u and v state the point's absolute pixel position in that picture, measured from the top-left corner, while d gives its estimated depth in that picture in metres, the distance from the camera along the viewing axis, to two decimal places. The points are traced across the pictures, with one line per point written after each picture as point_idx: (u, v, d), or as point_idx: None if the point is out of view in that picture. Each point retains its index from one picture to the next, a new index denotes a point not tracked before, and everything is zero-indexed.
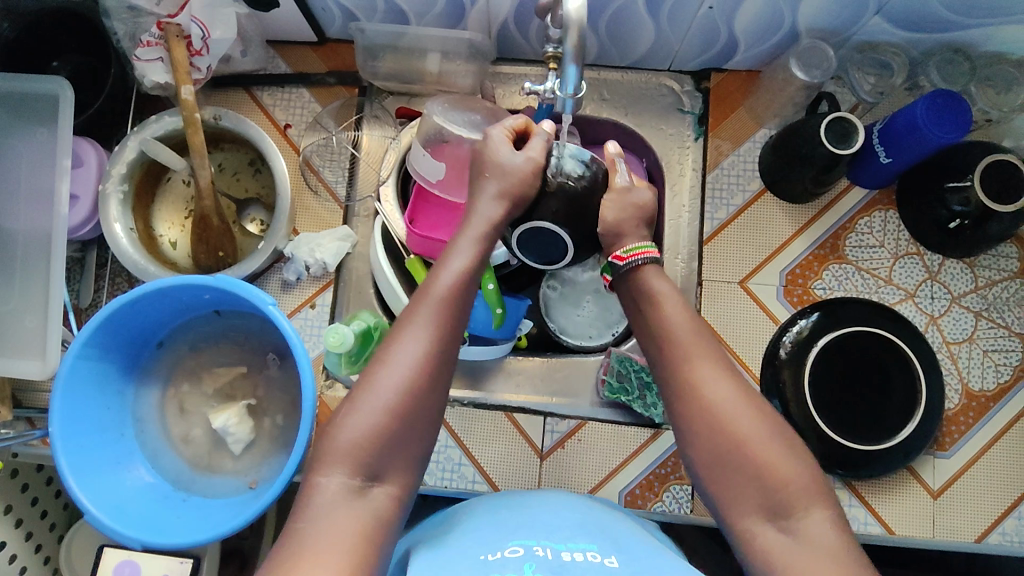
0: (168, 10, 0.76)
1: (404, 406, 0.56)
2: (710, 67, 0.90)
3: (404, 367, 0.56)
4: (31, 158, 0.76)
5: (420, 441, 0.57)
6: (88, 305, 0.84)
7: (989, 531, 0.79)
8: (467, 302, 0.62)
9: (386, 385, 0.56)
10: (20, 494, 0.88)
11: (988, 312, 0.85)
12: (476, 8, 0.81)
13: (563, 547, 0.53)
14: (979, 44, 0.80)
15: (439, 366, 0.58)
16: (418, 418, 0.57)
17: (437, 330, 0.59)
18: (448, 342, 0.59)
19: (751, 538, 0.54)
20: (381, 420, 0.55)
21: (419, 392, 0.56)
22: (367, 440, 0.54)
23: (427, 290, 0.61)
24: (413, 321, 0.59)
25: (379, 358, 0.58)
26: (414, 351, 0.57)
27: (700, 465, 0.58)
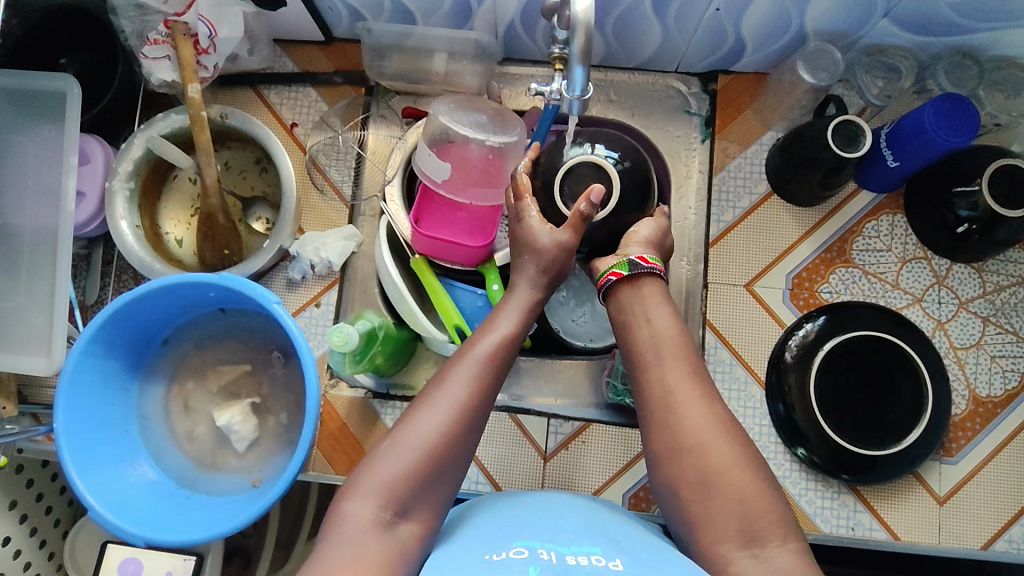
0: (175, 9, 0.76)
1: (437, 451, 0.56)
2: (717, 69, 0.90)
3: (446, 410, 0.57)
4: (37, 155, 0.77)
5: (451, 488, 0.57)
6: (94, 302, 0.84)
7: (996, 538, 0.79)
8: (510, 361, 0.63)
9: (424, 428, 0.56)
10: (25, 489, 0.88)
11: (996, 318, 0.84)
12: (483, 9, 0.81)
13: (568, 550, 0.52)
14: (987, 48, 0.79)
15: (478, 417, 0.59)
16: (452, 463, 0.57)
17: (478, 382, 0.60)
18: (489, 394, 0.60)
19: (751, 533, 0.54)
20: (415, 462, 0.55)
21: (457, 435, 0.57)
22: (403, 478, 0.54)
23: (476, 341, 0.63)
24: (457, 367, 0.60)
25: (420, 399, 0.59)
26: (457, 397, 0.58)
27: (698, 461, 0.58)
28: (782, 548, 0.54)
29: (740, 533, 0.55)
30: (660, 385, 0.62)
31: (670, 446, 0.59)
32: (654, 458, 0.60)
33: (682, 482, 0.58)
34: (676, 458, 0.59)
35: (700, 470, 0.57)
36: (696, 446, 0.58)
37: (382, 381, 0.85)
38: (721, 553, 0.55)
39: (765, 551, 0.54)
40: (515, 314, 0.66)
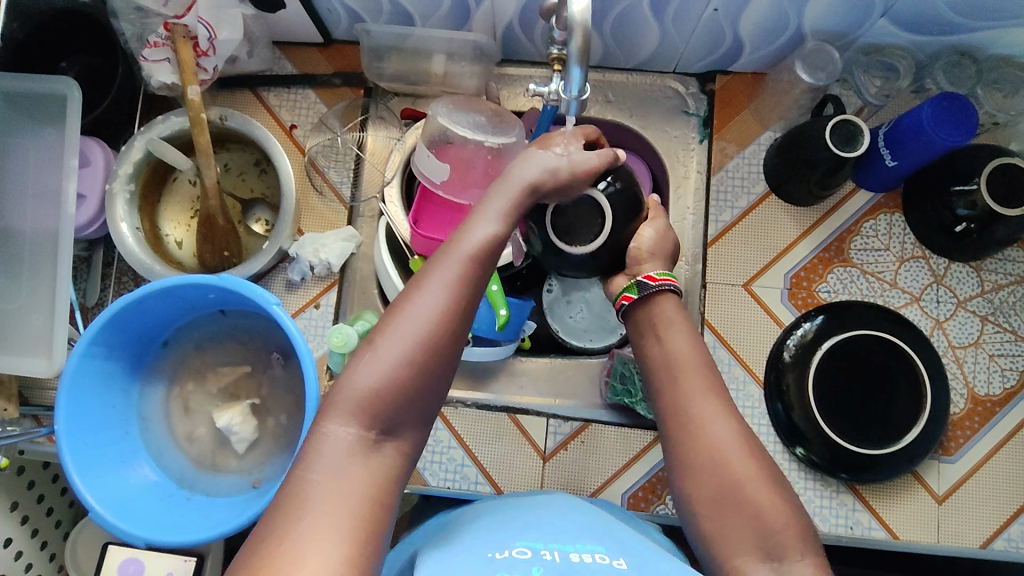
0: (175, 11, 0.77)
1: (415, 363, 0.52)
2: (715, 69, 0.90)
3: (427, 319, 0.53)
4: (38, 157, 0.77)
5: (435, 395, 0.54)
6: (94, 304, 0.84)
7: (995, 537, 0.79)
8: (496, 261, 0.58)
9: (400, 338, 0.52)
10: (26, 490, 0.88)
11: (994, 317, 0.84)
12: (481, 9, 0.81)
13: (571, 549, 0.53)
14: (985, 47, 0.79)
15: (462, 322, 0.55)
16: (436, 373, 0.54)
17: (461, 287, 0.55)
18: (473, 295, 0.55)
19: (766, 541, 0.54)
20: (391, 376, 0.52)
21: (440, 345, 0.53)
22: (383, 394, 0.51)
23: (460, 239, 0.57)
24: (439, 268, 0.55)
25: (399, 305, 0.54)
26: (439, 301, 0.54)
27: (711, 466, 0.58)
28: (781, 543, 0.54)
29: (754, 540, 0.54)
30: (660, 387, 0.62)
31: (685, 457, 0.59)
32: (675, 469, 0.60)
33: (697, 488, 0.58)
34: (695, 470, 0.59)
35: (717, 478, 0.57)
36: (711, 455, 0.59)
37: None
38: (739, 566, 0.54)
39: (785, 566, 0.53)
40: (500, 206, 0.59)
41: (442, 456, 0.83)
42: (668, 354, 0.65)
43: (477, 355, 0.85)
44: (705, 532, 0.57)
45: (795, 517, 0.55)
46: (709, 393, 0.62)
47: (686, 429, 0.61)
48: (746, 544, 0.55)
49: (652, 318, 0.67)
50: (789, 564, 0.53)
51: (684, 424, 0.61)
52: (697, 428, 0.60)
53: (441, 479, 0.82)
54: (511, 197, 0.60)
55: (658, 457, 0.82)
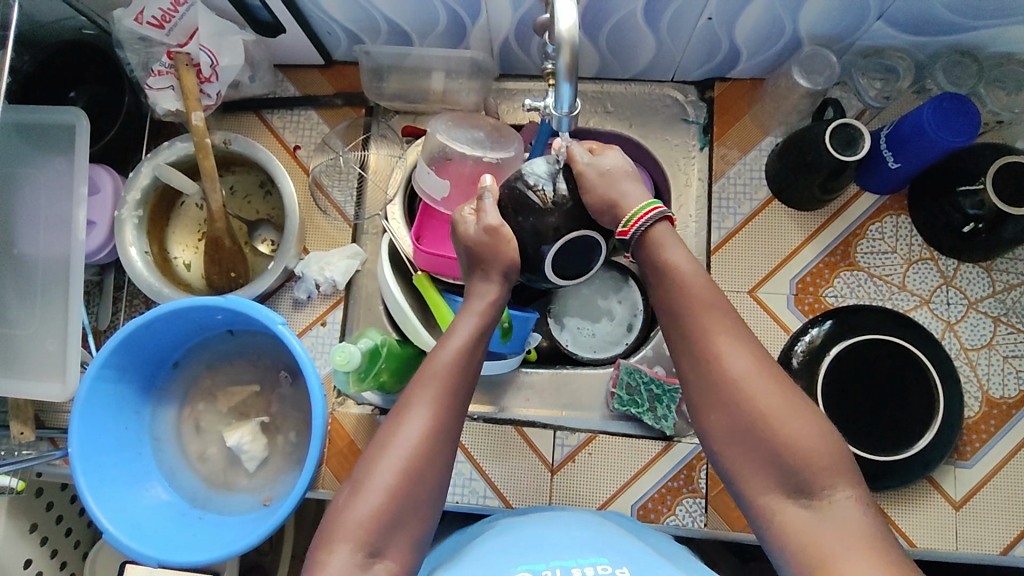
0: (178, 40, 0.79)
1: (404, 486, 0.56)
2: (714, 76, 0.90)
3: (407, 448, 0.57)
4: (49, 186, 0.79)
5: (422, 518, 0.57)
6: (107, 327, 0.86)
7: (1016, 543, 0.77)
8: (467, 382, 0.63)
9: (387, 466, 0.56)
10: (45, 512, 0.90)
11: (1007, 317, 0.83)
12: (478, 28, 0.82)
13: (573, 563, 0.55)
14: (986, 46, 0.78)
15: (440, 447, 0.59)
16: (419, 498, 0.57)
17: (438, 410, 0.60)
18: (448, 422, 0.60)
19: (794, 480, 0.54)
20: (382, 500, 0.55)
21: (420, 469, 0.57)
22: (372, 521, 0.54)
23: (428, 369, 0.62)
24: (413, 400, 0.60)
25: (381, 438, 0.58)
26: (416, 431, 0.58)
27: (731, 399, 0.57)
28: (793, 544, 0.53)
29: (781, 479, 0.55)
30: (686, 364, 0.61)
31: (710, 396, 0.58)
32: (697, 407, 0.60)
33: (721, 424, 0.58)
34: (718, 410, 0.58)
35: (740, 418, 0.56)
36: (733, 390, 0.57)
37: (388, 399, 0.85)
38: (769, 503, 0.55)
39: (817, 502, 0.53)
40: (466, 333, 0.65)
41: None
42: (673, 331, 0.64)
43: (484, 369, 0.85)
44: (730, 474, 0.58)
45: (824, 456, 0.54)
46: (725, 330, 0.60)
47: (702, 366, 0.59)
48: (769, 481, 0.55)
49: (656, 263, 0.65)
50: (821, 500, 0.53)
51: (702, 360, 0.60)
52: (712, 363, 0.59)
53: (450, 495, 0.82)
54: (475, 321, 0.66)
55: (667, 468, 0.82)
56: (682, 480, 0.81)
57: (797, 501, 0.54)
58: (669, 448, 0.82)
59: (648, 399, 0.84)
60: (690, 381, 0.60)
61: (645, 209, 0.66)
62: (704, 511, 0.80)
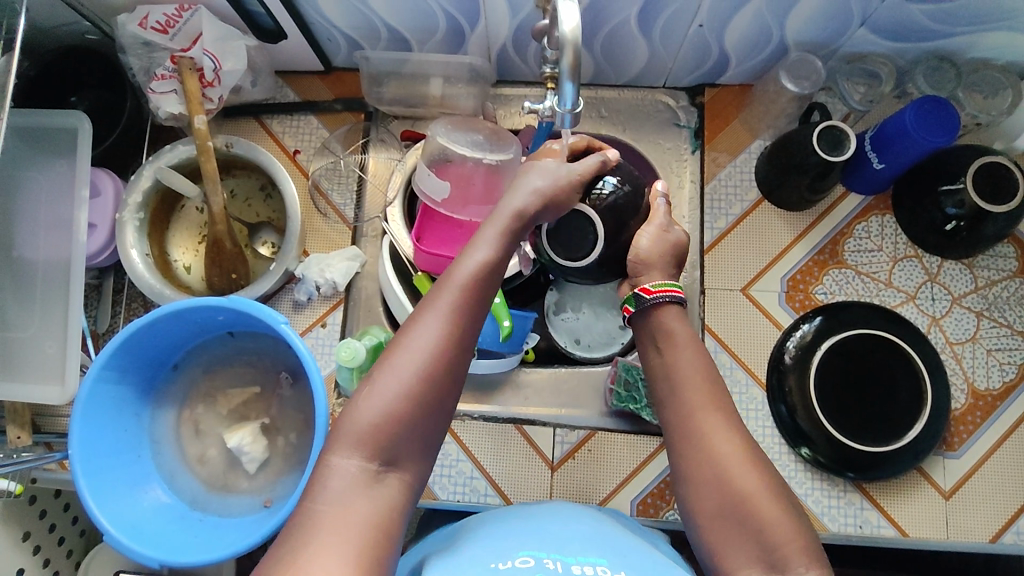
0: (181, 45, 0.80)
1: (419, 390, 0.53)
2: (704, 82, 0.93)
3: (423, 352, 0.54)
4: (50, 190, 0.79)
5: (435, 429, 0.55)
6: (105, 331, 0.86)
7: (1004, 531, 0.79)
8: (489, 292, 0.59)
9: (403, 368, 0.54)
10: (38, 520, 0.89)
11: (989, 312, 0.86)
12: (476, 34, 0.84)
13: (573, 560, 0.55)
14: (963, 52, 0.82)
15: (459, 359, 0.56)
16: (435, 403, 0.54)
17: (460, 318, 0.56)
18: (467, 330, 0.57)
19: (768, 552, 0.53)
20: (396, 403, 0.53)
21: (438, 376, 0.54)
22: (384, 426, 0.52)
23: (451, 273, 0.58)
24: (432, 305, 0.57)
25: (398, 342, 0.55)
26: (436, 335, 0.55)
27: (714, 470, 0.57)
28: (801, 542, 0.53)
29: (756, 537, 0.53)
30: (683, 367, 0.63)
31: (695, 429, 0.59)
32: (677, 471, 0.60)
33: (703, 501, 0.57)
34: (702, 485, 0.57)
35: (722, 495, 0.56)
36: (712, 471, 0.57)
37: None
38: None
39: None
40: (490, 245, 0.61)
41: (451, 470, 0.84)
42: (665, 343, 0.65)
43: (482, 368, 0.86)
44: (705, 539, 0.56)
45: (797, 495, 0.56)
46: (711, 406, 0.60)
47: (687, 439, 0.60)
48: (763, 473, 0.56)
49: (651, 326, 0.67)
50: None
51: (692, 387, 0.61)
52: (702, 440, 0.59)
53: (451, 493, 0.83)
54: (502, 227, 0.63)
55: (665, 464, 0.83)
56: None
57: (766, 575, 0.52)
58: None
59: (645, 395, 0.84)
60: (682, 410, 0.61)
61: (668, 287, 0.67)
62: None
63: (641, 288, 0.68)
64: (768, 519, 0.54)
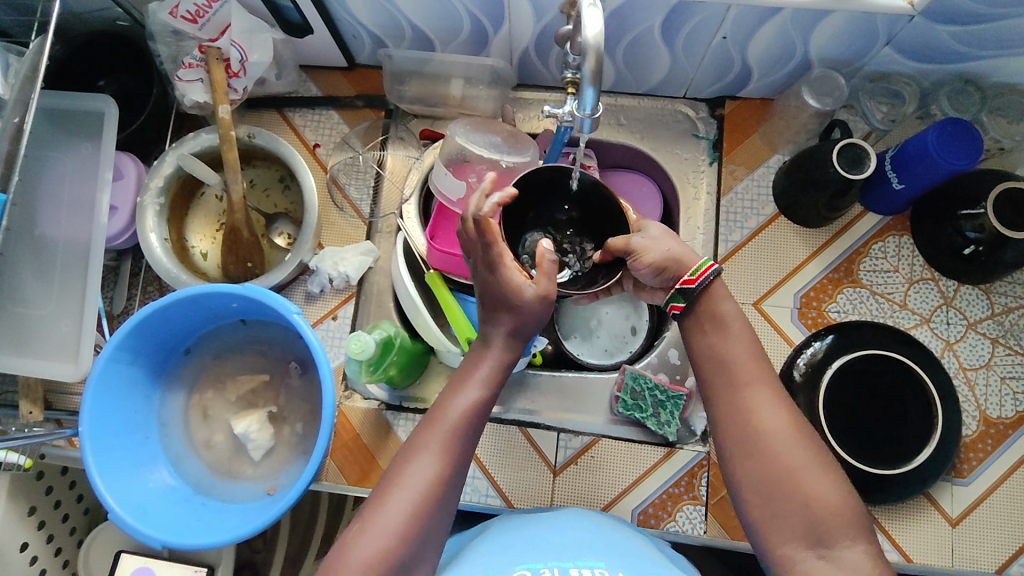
0: (210, 35, 0.82)
1: (410, 533, 0.53)
2: (725, 95, 0.93)
3: (414, 494, 0.55)
4: (75, 170, 0.81)
5: (424, 567, 0.55)
6: (120, 312, 0.87)
7: (1010, 562, 0.78)
8: (479, 429, 0.60)
9: (394, 510, 0.54)
10: (44, 495, 0.90)
11: (1004, 339, 0.85)
12: (499, 37, 0.85)
13: (568, 564, 0.56)
14: (988, 76, 0.81)
15: (446, 500, 0.56)
16: (424, 542, 0.54)
17: (450, 457, 0.57)
18: (456, 472, 0.57)
19: (812, 528, 0.54)
20: (388, 545, 0.52)
21: (427, 517, 0.54)
22: (373, 569, 0.52)
23: (441, 414, 0.58)
24: (423, 446, 0.57)
25: (389, 484, 0.55)
26: (427, 479, 0.55)
27: (756, 445, 0.57)
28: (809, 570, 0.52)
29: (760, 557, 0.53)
30: None
31: None
32: (716, 432, 0.61)
33: (743, 476, 0.57)
34: (738, 437, 0.59)
35: (758, 463, 0.57)
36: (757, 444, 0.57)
37: (394, 394, 0.87)
38: (785, 552, 0.54)
39: (833, 552, 0.53)
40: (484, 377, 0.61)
41: None
42: None
43: None
44: None
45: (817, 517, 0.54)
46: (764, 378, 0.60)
47: None
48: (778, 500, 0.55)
49: None
50: (837, 550, 0.53)
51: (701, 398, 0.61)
52: (753, 407, 0.59)
53: None
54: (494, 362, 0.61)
55: (669, 474, 0.83)
56: (683, 486, 0.82)
57: (812, 551, 0.53)
58: (672, 454, 0.83)
59: (651, 404, 0.85)
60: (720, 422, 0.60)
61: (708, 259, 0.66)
62: (704, 518, 0.81)
63: (681, 280, 0.66)
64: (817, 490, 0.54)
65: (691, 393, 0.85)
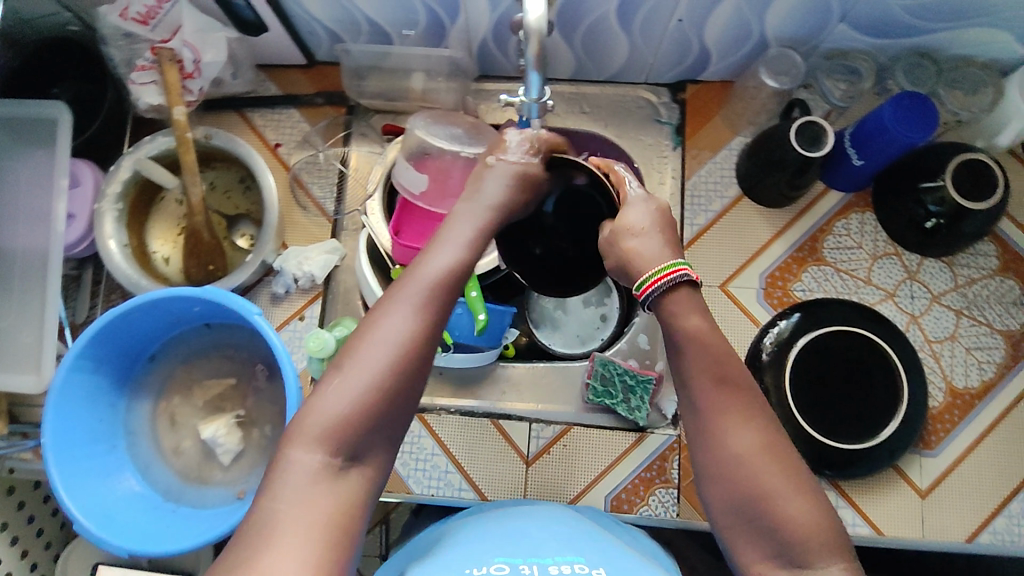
0: (162, 35, 0.80)
1: (387, 382, 0.52)
2: (686, 79, 0.93)
3: (392, 343, 0.53)
4: (29, 178, 0.80)
5: (399, 423, 0.54)
6: (84, 321, 0.86)
7: (980, 530, 0.79)
8: (457, 288, 0.59)
9: (371, 360, 0.52)
10: (16, 511, 0.89)
11: (968, 311, 0.85)
12: (456, 27, 0.84)
13: (549, 561, 0.54)
14: (944, 48, 0.82)
15: (425, 353, 0.55)
16: (401, 396, 0.53)
17: (427, 312, 0.56)
18: (434, 325, 0.55)
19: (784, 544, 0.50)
20: (364, 395, 0.51)
21: (405, 369, 0.53)
22: (349, 417, 0.50)
23: (417, 272, 0.57)
24: (398, 298, 0.56)
25: (360, 333, 0.54)
26: (401, 329, 0.54)
27: (728, 463, 0.54)
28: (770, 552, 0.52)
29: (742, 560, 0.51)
30: None
31: None
32: None
33: (719, 498, 0.54)
34: None
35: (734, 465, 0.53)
36: (732, 467, 0.53)
37: None
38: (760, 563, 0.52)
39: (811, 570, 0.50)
40: (461, 241, 0.61)
41: (426, 464, 0.83)
42: None
43: (456, 361, 0.86)
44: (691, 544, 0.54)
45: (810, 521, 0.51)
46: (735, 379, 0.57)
47: None
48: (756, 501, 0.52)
49: None
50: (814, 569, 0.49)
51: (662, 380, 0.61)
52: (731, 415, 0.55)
53: (426, 487, 0.83)
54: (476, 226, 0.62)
55: (641, 459, 0.83)
56: (655, 471, 0.82)
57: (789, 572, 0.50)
58: (642, 439, 0.84)
59: (621, 390, 0.85)
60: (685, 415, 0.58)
61: (664, 272, 0.58)
62: (676, 501, 0.81)
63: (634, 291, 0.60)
64: (791, 512, 0.51)
65: (660, 377, 0.85)
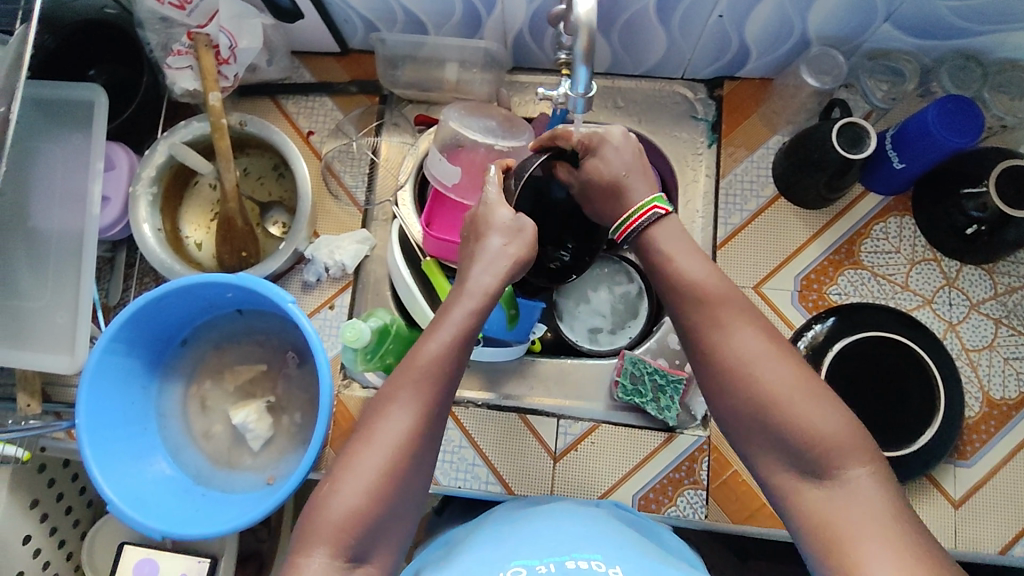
0: (198, 21, 0.80)
1: (386, 486, 0.54)
2: (722, 75, 0.92)
3: (389, 446, 0.54)
4: (65, 160, 0.80)
5: (402, 521, 0.55)
6: (116, 303, 0.87)
7: (1014, 543, 0.77)
8: (451, 383, 0.59)
9: (369, 464, 0.54)
10: (46, 488, 0.90)
11: (1008, 319, 0.84)
12: (492, 18, 0.83)
13: (566, 558, 0.55)
14: (990, 51, 0.80)
15: (422, 450, 0.56)
16: (401, 493, 0.55)
17: (423, 410, 0.57)
18: (429, 422, 0.57)
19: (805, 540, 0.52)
20: (363, 500, 0.53)
21: (401, 470, 0.54)
22: (350, 522, 0.52)
23: (413, 362, 0.58)
24: (397, 397, 0.57)
25: (362, 438, 0.55)
26: (400, 429, 0.55)
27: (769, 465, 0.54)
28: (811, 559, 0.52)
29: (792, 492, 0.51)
30: None
31: None
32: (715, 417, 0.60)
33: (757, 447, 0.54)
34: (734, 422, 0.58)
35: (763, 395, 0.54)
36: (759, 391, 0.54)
37: None
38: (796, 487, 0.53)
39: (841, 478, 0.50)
40: (457, 327, 0.60)
41: (453, 456, 0.83)
42: None
43: (486, 355, 0.85)
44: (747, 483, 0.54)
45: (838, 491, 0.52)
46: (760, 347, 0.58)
47: None
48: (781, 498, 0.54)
49: None
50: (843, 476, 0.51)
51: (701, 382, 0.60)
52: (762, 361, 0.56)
53: (453, 479, 0.83)
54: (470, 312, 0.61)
55: (668, 459, 0.82)
56: (684, 471, 0.82)
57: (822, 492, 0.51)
58: (671, 439, 0.83)
59: (650, 388, 0.84)
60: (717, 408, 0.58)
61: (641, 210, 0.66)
62: (705, 503, 0.81)
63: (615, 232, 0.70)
64: (805, 420, 0.52)
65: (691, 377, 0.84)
